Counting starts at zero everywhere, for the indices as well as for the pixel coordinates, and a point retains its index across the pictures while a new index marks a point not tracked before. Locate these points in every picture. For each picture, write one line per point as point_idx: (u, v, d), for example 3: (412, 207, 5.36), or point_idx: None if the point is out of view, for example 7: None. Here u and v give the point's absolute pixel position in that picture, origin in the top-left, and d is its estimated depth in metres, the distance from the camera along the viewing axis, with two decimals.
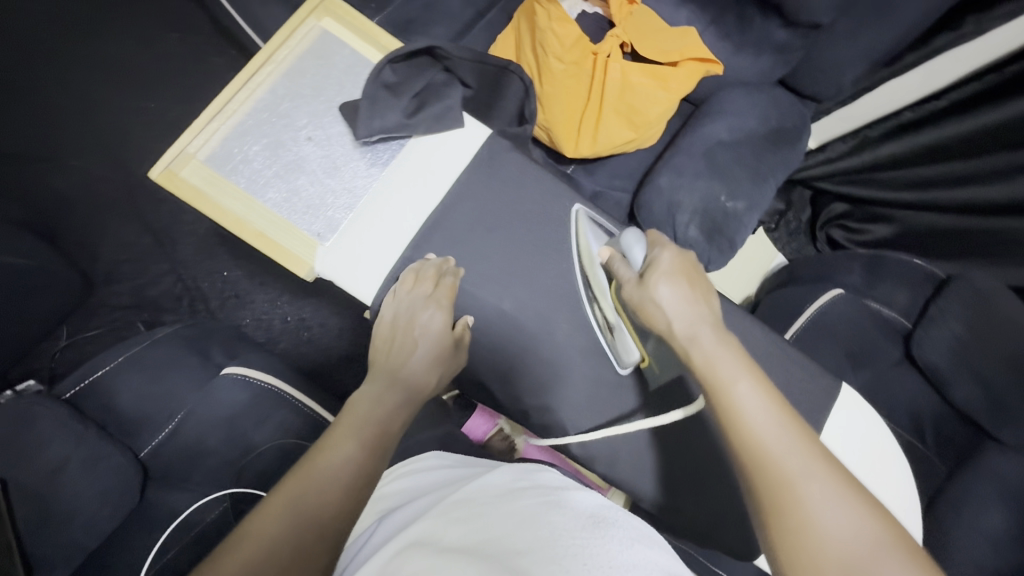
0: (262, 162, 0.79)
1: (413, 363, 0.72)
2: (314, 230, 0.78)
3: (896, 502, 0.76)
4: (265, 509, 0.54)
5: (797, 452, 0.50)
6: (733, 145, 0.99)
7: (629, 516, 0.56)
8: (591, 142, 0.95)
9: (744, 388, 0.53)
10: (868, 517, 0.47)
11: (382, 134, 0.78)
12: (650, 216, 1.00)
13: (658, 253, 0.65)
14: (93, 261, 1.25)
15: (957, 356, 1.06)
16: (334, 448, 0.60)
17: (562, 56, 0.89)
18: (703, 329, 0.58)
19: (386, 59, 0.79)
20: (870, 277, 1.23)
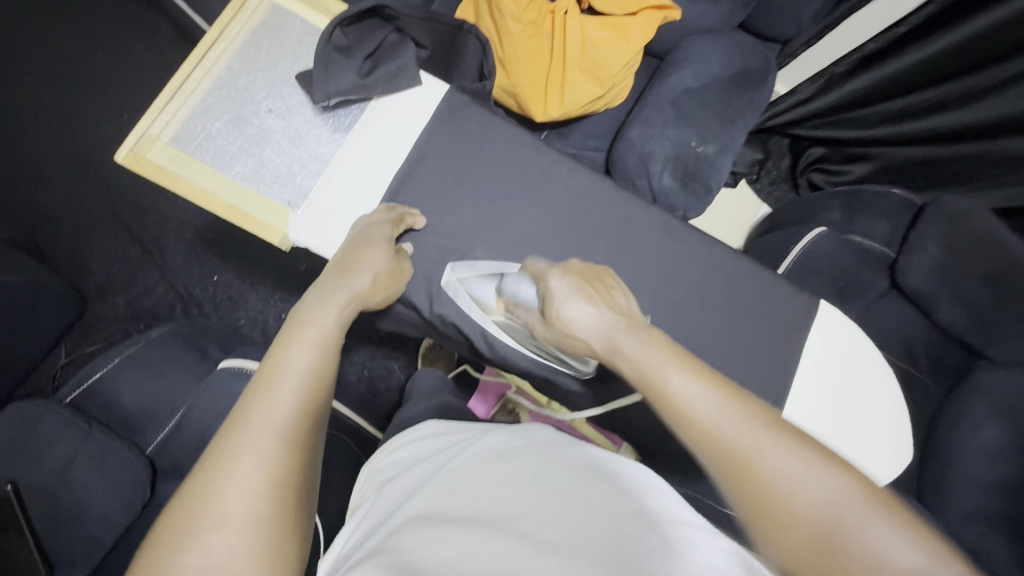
0: (226, 137, 0.80)
1: (355, 269, 0.67)
2: (285, 198, 0.80)
3: (887, 414, 0.78)
4: (229, 426, 0.47)
5: (744, 430, 0.49)
6: (699, 91, 1.00)
7: (628, 463, 0.54)
8: (559, 104, 0.96)
9: (678, 380, 0.52)
10: (830, 469, 0.46)
11: (341, 96, 0.79)
12: (625, 169, 1.01)
13: (547, 283, 0.68)
14: (84, 278, 1.26)
15: (941, 278, 1.08)
16: (288, 352, 0.54)
17: (519, 15, 0.89)
18: (619, 334, 0.60)
19: (335, 21, 0.78)
20: (849, 213, 1.24)
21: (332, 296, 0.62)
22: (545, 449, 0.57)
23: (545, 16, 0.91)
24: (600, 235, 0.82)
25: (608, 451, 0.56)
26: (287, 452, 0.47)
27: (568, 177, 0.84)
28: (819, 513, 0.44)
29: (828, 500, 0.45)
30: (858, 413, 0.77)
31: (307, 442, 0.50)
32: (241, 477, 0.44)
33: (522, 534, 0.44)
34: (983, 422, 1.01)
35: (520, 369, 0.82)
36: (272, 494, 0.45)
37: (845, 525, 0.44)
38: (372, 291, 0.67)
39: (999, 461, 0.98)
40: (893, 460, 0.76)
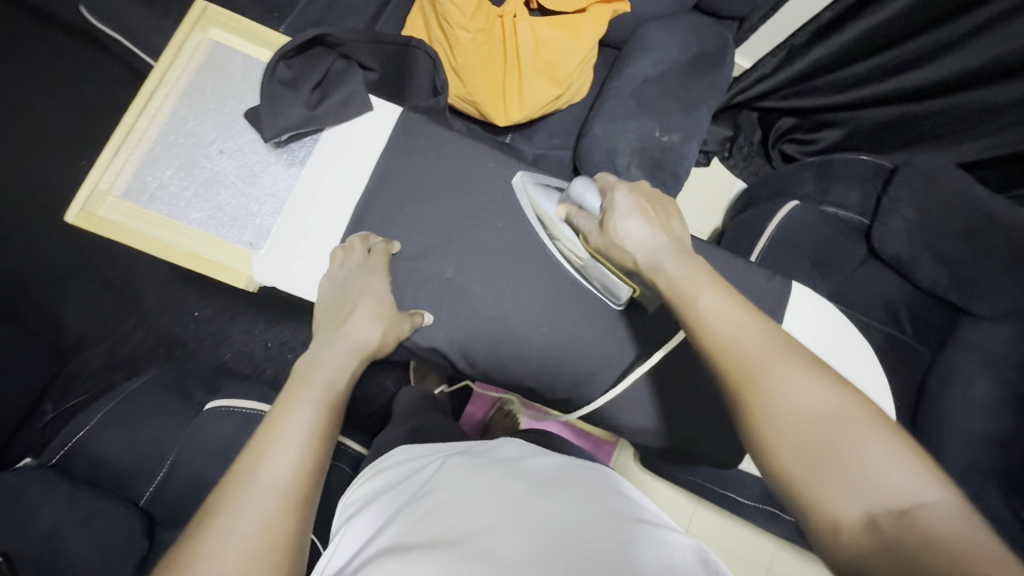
0: (179, 184, 0.79)
1: (356, 320, 0.69)
2: (246, 240, 0.79)
3: (865, 382, 0.80)
4: (229, 485, 0.50)
5: (758, 345, 0.52)
6: (658, 79, 0.99)
7: (581, 470, 0.64)
8: (519, 107, 0.95)
9: (709, 299, 0.56)
10: (836, 391, 0.48)
11: (291, 132, 0.78)
12: (591, 165, 1.00)
13: (614, 195, 0.68)
14: (62, 330, 1.24)
15: (916, 239, 1.10)
16: (292, 406, 0.58)
17: (467, 25, 0.87)
18: (664, 254, 0.61)
19: (277, 55, 0.78)
20: (821, 183, 1.22)
21: (337, 355, 0.66)
22: (512, 472, 0.61)
23: (494, 23, 0.90)
24: None
25: (569, 462, 0.66)
26: (286, 508, 0.50)
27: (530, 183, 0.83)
28: (811, 422, 0.47)
29: (824, 412, 0.47)
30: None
31: (307, 501, 0.52)
32: (237, 537, 0.47)
33: (482, 554, 0.46)
34: (975, 377, 1.06)
35: (504, 381, 0.81)
36: (269, 554, 0.47)
37: (838, 437, 0.46)
38: (378, 341, 0.70)
39: (993, 413, 1.04)
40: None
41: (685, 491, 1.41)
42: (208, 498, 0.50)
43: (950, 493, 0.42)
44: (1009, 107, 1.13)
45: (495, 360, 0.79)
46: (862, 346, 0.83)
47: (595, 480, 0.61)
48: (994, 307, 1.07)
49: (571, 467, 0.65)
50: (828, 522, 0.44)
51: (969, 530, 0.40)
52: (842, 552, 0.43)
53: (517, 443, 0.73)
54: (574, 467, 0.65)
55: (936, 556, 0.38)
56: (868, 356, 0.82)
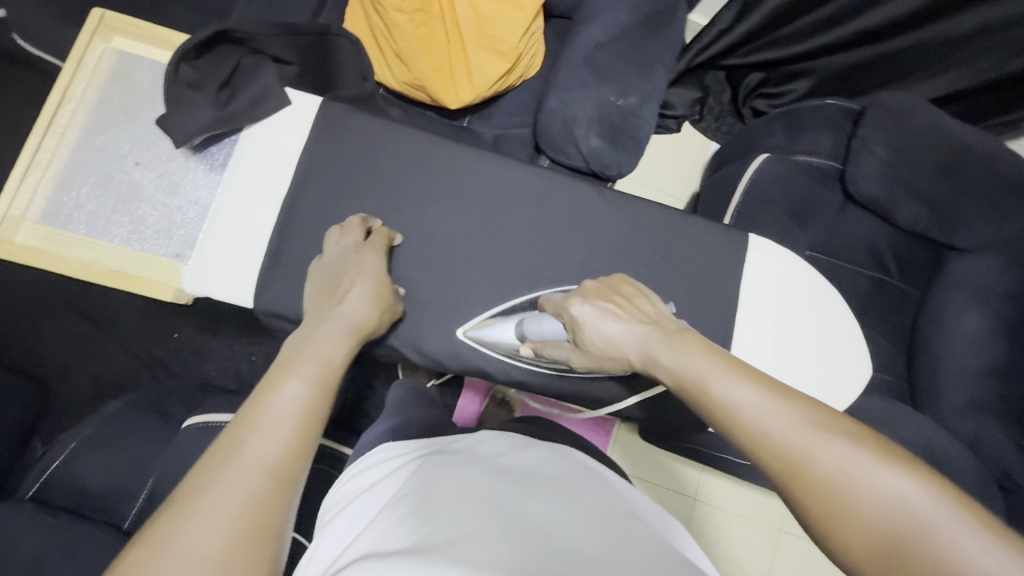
0: (96, 201, 0.79)
1: (351, 302, 0.67)
2: (172, 251, 0.79)
3: (828, 322, 0.81)
4: (212, 460, 0.48)
5: (794, 432, 0.49)
6: (611, 44, 0.97)
7: (558, 467, 0.64)
8: (470, 86, 0.92)
9: (722, 385, 0.54)
10: (898, 470, 0.45)
11: (204, 134, 0.76)
12: (552, 141, 0.97)
13: (570, 314, 0.67)
14: (44, 363, 1.23)
15: (890, 179, 1.08)
16: (282, 384, 0.55)
17: (401, 6, 0.87)
18: (654, 344, 0.62)
19: (176, 55, 0.73)
20: (792, 133, 1.19)
21: (335, 335, 0.63)
22: (494, 471, 0.60)
23: (431, 1, 0.87)
24: (517, 207, 0.82)
25: (546, 457, 0.67)
26: (273, 488, 0.48)
27: (467, 159, 0.82)
28: (881, 513, 0.44)
29: (885, 498, 0.44)
30: (808, 336, 0.80)
31: (295, 479, 0.50)
32: (219, 512, 0.44)
33: (464, 558, 0.44)
34: (966, 311, 1.06)
35: (476, 366, 0.79)
36: (252, 534, 0.45)
37: (914, 527, 0.43)
38: (372, 321, 0.68)
39: (985, 346, 1.04)
40: (851, 377, 0.79)
41: (687, 460, 1.40)
42: (189, 475, 0.47)
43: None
44: (977, 36, 1.13)
45: (459, 343, 0.78)
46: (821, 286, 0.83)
47: (580, 486, 0.60)
48: (978, 241, 1.08)
49: (551, 462, 0.65)
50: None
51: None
52: None
53: (494, 437, 0.72)
54: (563, 466, 0.65)
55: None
56: (830, 291, 0.83)
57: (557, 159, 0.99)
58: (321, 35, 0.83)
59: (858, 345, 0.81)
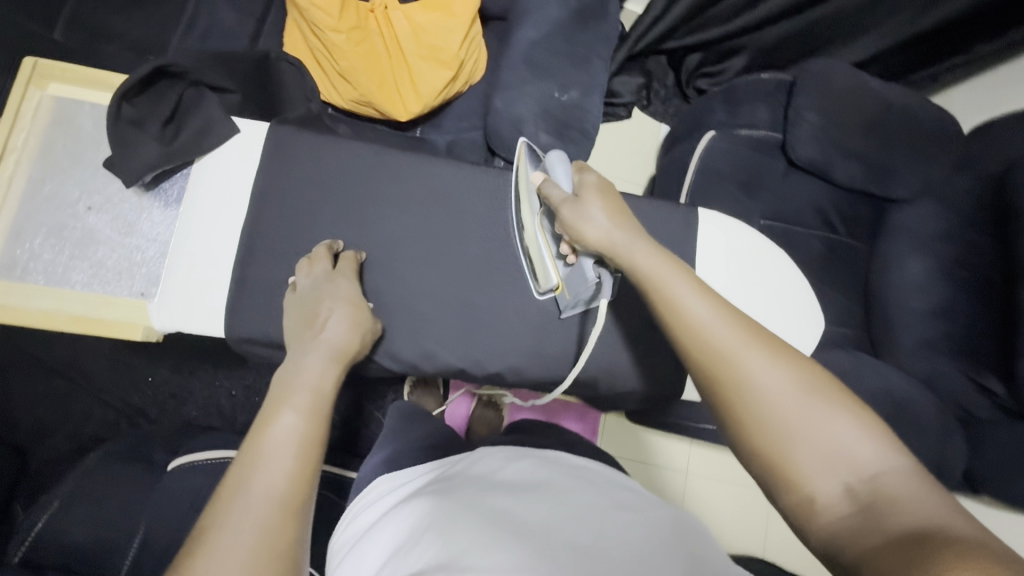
0: (52, 250, 0.79)
1: (332, 327, 0.69)
2: (137, 290, 0.78)
3: (783, 283, 0.85)
4: (220, 502, 0.49)
5: (728, 333, 0.53)
6: (545, 41, 0.99)
7: (550, 470, 0.66)
8: (416, 98, 0.94)
9: (680, 287, 0.57)
10: (796, 373, 0.50)
11: (154, 171, 0.77)
12: (502, 141, 0.99)
13: (585, 177, 0.69)
14: (15, 426, 1.19)
15: (825, 143, 1.14)
16: (277, 418, 0.56)
17: (337, 26, 0.86)
18: (631, 237, 0.63)
19: (115, 97, 0.73)
20: (731, 108, 1.24)
21: (324, 364, 0.64)
22: (484, 484, 0.63)
23: (367, 19, 0.90)
24: (473, 210, 0.84)
25: (542, 462, 0.69)
26: (284, 518, 0.49)
27: (417, 170, 0.84)
28: (782, 405, 0.49)
29: (792, 396, 0.49)
30: (764, 298, 0.84)
31: (302, 505, 0.51)
32: (232, 550, 0.46)
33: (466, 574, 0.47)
34: (910, 258, 1.15)
35: (457, 369, 0.82)
36: (270, 563, 0.46)
37: (807, 419, 0.48)
38: (354, 344, 0.70)
39: (927, 287, 1.12)
40: (806, 330, 0.83)
41: (675, 434, 1.45)
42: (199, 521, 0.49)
43: (902, 459, 0.46)
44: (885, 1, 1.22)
45: (437, 346, 0.81)
46: (769, 250, 0.87)
47: (571, 488, 0.62)
48: (910, 190, 1.18)
49: (542, 470, 0.66)
50: (803, 501, 0.46)
51: (922, 494, 0.43)
52: (822, 530, 0.45)
53: (485, 453, 0.73)
54: (553, 471, 0.66)
55: (903, 518, 0.42)
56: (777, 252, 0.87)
57: (509, 158, 1.02)
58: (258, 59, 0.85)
59: (807, 299, 0.85)
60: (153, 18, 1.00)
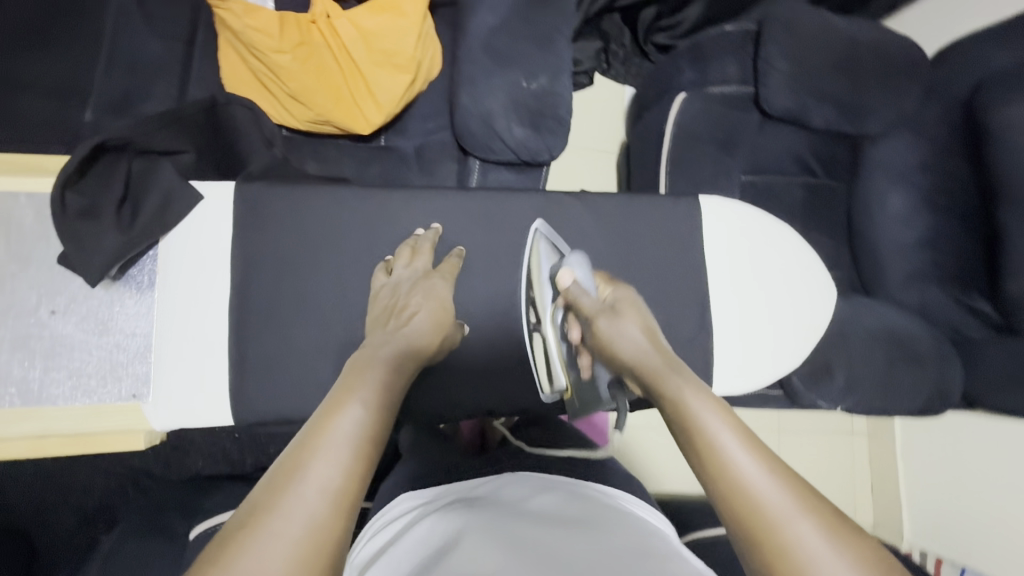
0: (21, 365, 0.72)
1: (417, 322, 0.70)
2: (126, 393, 0.74)
3: (789, 258, 0.87)
4: (278, 481, 0.47)
5: (781, 499, 0.48)
6: (504, 27, 0.94)
7: (592, 506, 0.60)
8: (377, 108, 0.87)
9: (726, 436, 0.53)
10: (859, 564, 0.44)
11: (119, 262, 0.73)
12: (474, 140, 0.94)
13: (622, 300, 0.71)
14: (9, 514, 1.11)
15: (799, 90, 1.12)
16: (342, 412, 0.54)
17: (280, 47, 0.80)
18: (666, 371, 0.62)
19: (58, 186, 0.70)
20: (700, 65, 1.21)
21: (395, 361, 0.64)
22: (514, 512, 0.57)
23: (309, 31, 0.81)
24: (462, 230, 0.84)
25: (591, 497, 0.63)
26: (333, 512, 0.47)
27: (398, 204, 0.83)
28: None
29: None
30: (773, 275, 0.86)
31: (354, 505, 0.48)
32: (277, 538, 0.43)
33: None
34: (892, 193, 1.17)
35: (474, 388, 0.82)
36: (312, 561, 0.44)
37: None
38: (432, 345, 0.70)
39: (912, 220, 1.15)
40: (813, 301, 0.86)
41: None
42: (249, 498, 0.47)
43: None
44: None
45: (446, 370, 0.81)
46: (774, 226, 0.88)
47: (618, 525, 0.55)
48: (886, 124, 1.16)
49: (573, 504, 0.60)
50: None
51: None
52: None
53: (523, 483, 0.68)
54: (589, 506, 0.60)
55: None
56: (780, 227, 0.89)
57: (485, 157, 0.96)
58: (206, 108, 0.78)
59: (818, 269, 0.88)
60: (65, 59, 0.90)
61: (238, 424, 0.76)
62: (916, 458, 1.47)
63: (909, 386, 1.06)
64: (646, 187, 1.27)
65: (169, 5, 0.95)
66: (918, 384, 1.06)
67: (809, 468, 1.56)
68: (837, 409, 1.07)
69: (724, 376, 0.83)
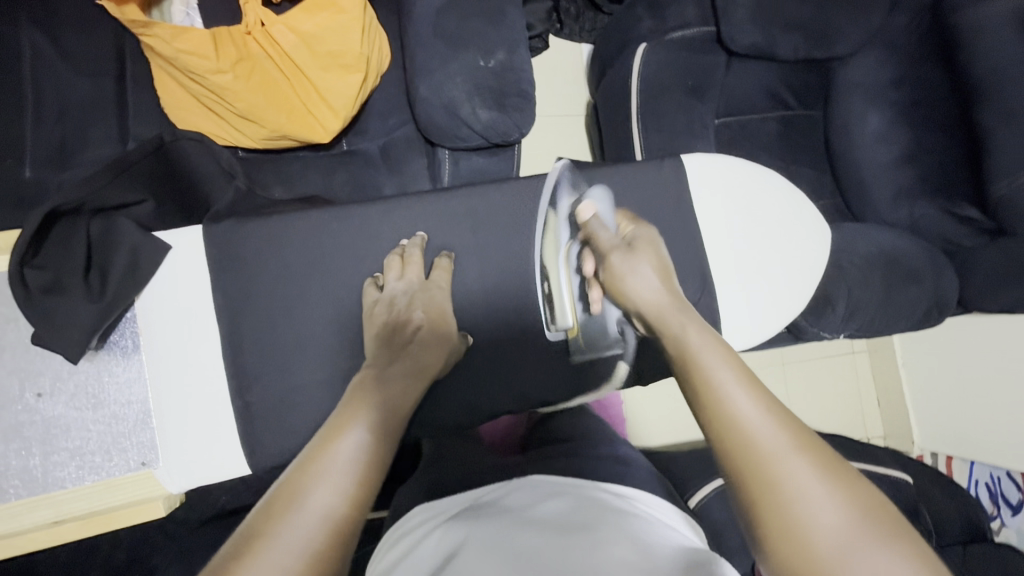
0: (18, 454, 0.71)
1: (419, 336, 0.71)
2: (136, 462, 0.73)
3: (779, 203, 0.86)
4: (276, 507, 0.47)
5: (777, 437, 0.47)
6: (451, 6, 0.89)
7: (598, 510, 0.58)
8: (332, 114, 0.83)
9: (727, 375, 0.52)
10: (847, 504, 0.44)
11: (98, 331, 0.71)
12: (440, 130, 0.91)
13: (639, 236, 0.71)
14: None
15: (761, 22, 1.08)
16: (342, 436, 0.55)
17: (219, 67, 0.75)
18: (671, 309, 0.61)
19: (15, 262, 0.67)
20: (657, 11, 1.16)
21: (404, 381, 0.66)
22: (521, 519, 0.57)
23: (246, 43, 0.77)
24: (445, 227, 0.82)
25: (597, 500, 0.61)
26: (332, 536, 0.46)
27: (374, 210, 0.80)
28: (825, 537, 0.42)
29: (841, 534, 0.42)
30: (767, 224, 0.85)
31: (354, 532, 0.48)
32: (273, 565, 0.42)
33: None
34: (868, 113, 1.15)
35: (484, 385, 0.81)
36: None
37: (852, 558, 0.41)
38: (435, 362, 0.71)
39: (890, 138, 1.14)
40: (808, 243, 0.86)
41: None
42: (247, 521, 0.47)
43: None
44: None
45: (454, 372, 0.80)
46: (761, 173, 0.87)
47: (617, 525, 0.54)
48: (855, 44, 1.13)
49: (582, 510, 0.59)
50: None
51: None
52: None
53: (531, 488, 0.66)
54: (597, 511, 0.58)
55: None
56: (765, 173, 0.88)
57: (454, 146, 0.94)
58: (154, 150, 0.73)
59: (805, 208, 0.87)
60: None
61: (253, 461, 0.76)
62: (918, 367, 1.51)
63: (908, 303, 1.07)
64: (620, 147, 1.24)
65: (89, 37, 0.88)
66: (916, 300, 1.07)
67: (818, 395, 1.59)
68: (840, 335, 1.09)
69: (732, 332, 0.83)
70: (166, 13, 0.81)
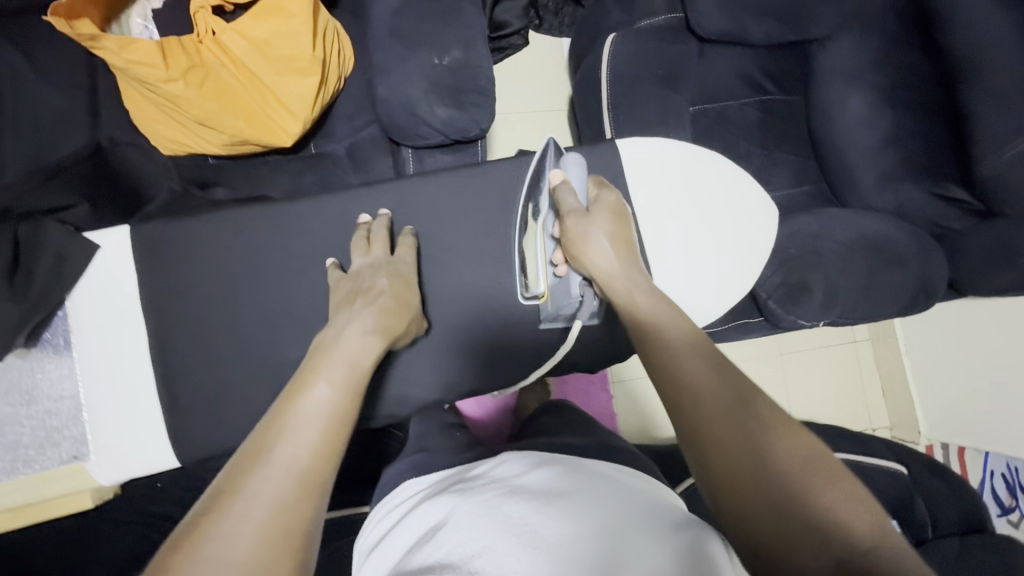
0: None
1: (382, 304, 0.70)
2: (69, 454, 0.78)
3: (719, 182, 0.85)
4: (244, 462, 0.48)
5: (718, 386, 0.53)
6: (407, 6, 0.90)
7: (574, 471, 0.57)
8: (291, 116, 0.85)
9: (672, 335, 0.60)
10: (788, 440, 0.47)
11: (26, 330, 0.75)
12: (400, 129, 0.92)
13: (606, 200, 0.74)
14: None
15: (728, 7, 1.07)
16: (310, 395, 0.55)
17: (171, 75, 0.77)
18: (625, 279, 0.68)
19: None
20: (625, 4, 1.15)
21: (362, 342, 0.65)
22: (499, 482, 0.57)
23: (199, 52, 0.80)
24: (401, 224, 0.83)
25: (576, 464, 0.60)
26: (301, 489, 0.47)
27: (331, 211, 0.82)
28: (773, 473, 0.45)
29: (790, 466, 0.45)
30: (706, 204, 0.84)
31: (325, 483, 0.50)
32: (246, 519, 0.44)
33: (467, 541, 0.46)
34: (849, 95, 1.11)
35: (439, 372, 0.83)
36: (282, 542, 0.44)
37: (801, 492, 0.43)
38: (398, 328, 0.71)
39: (874, 120, 1.09)
40: (750, 218, 0.84)
41: None
42: (221, 477, 0.48)
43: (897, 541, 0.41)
44: None
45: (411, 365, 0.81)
46: (698, 154, 0.87)
47: (588, 486, 0.53)
48: (830, 24, 1.10)
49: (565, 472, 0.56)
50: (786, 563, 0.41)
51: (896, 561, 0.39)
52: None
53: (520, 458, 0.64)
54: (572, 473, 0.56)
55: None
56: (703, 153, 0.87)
57: (416, 144, 0.95)
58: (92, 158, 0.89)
59: (751, 188, 0.87)
60: None
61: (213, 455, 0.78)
62: (922, 355, 1.45)
63: (893, 287, 1.04)
64: (594, 138, 1.23)
65: (63, 54, 0.92)
66: (899, 284, 1.04)
67: (816, 386, 1.54)
68: (822, 322, 1.06)
69: None
70: (124, 26, 0.86)
